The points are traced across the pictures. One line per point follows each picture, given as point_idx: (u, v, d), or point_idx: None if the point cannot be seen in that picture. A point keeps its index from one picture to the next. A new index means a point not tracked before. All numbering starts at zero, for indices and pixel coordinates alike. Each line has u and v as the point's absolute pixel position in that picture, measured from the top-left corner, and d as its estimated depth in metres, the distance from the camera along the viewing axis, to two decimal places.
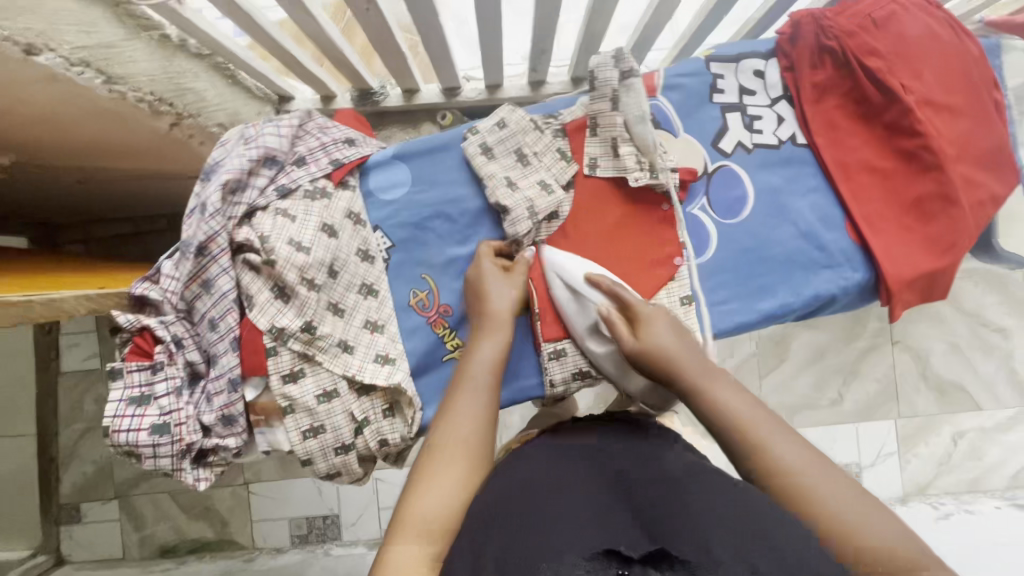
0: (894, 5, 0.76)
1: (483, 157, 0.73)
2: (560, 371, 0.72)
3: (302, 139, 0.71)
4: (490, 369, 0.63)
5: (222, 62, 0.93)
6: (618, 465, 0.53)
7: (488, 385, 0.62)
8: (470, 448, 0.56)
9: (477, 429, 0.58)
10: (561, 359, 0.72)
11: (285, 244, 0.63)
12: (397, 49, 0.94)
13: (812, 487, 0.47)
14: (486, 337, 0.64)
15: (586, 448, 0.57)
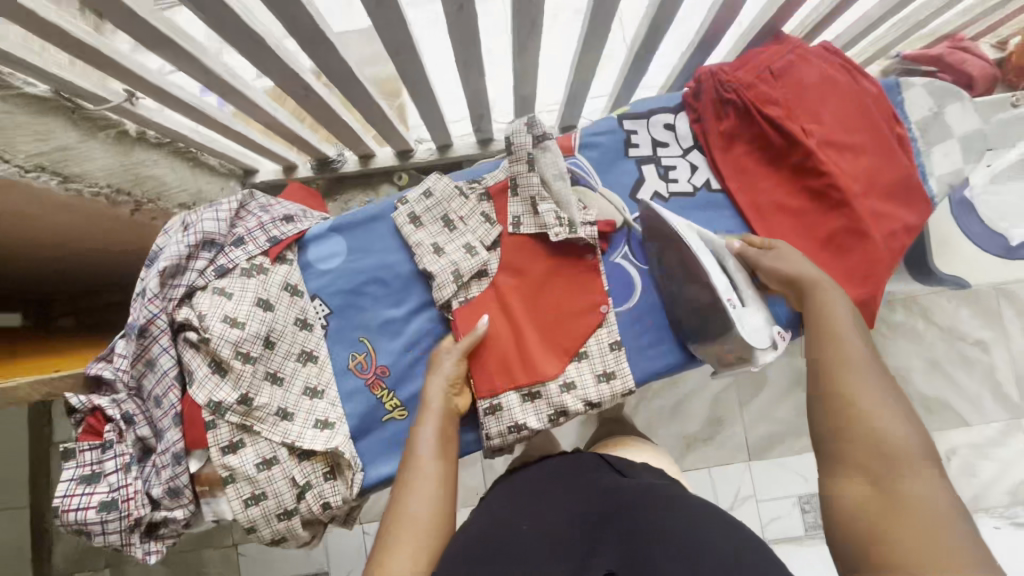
0: (792, 55, 0.81)
1: (411, 226, 0.78)
2: (496, 425, 0.73)
3: (242, 220, 0.76)
4: (441, 443, 0.64)
5: (183, 147, 0.99)
6: (575, 504, 0.57)
7: (441, 457, 0.64)
8: (431, 514, 0.58)
9: (433, 505, 0.58)
10: (497, 414, 0.73)
11: (219, 322, 0.67)
12: (343, 123, 1.01)
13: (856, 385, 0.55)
14: (434, 413, 0.67)
15: (543, 495, 0.60)
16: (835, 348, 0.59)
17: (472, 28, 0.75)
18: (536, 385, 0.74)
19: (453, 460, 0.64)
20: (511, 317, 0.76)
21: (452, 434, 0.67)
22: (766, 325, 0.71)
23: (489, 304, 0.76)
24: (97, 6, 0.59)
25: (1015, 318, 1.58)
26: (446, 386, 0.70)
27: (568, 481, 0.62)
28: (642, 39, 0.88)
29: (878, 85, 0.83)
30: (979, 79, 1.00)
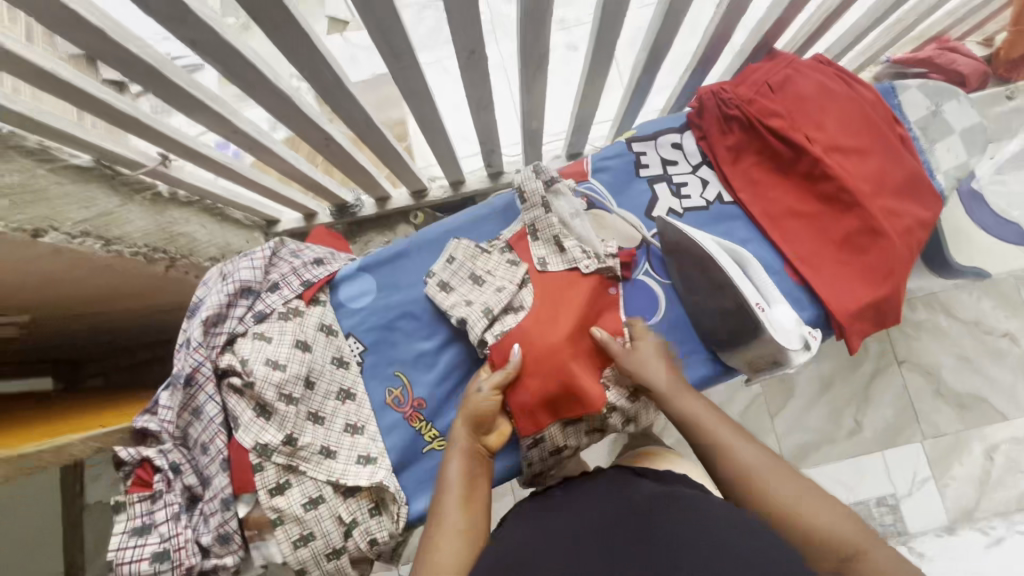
0: (787, 69, 0.85)
1: (443, 292, 0.79)
2: (539, 454, 0.74)
3: (276, 266, 0.79)
4: (466, 488, 0.62)
5: (211, 203, 1.05)
6: (592, 513, 0.55)
7: (467, 500, 0.61)
8: (459, 558, 0.55)
9: (461, 553, 0.56)
10: (539, 445, 0.73)
11: (262, 365, 0.69)
12: (361, 167, 1.05)
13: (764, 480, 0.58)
14: (455, 456, 0.66)
15: (560, 511, 0.59)
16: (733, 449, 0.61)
17: (482, 69, 0.80)
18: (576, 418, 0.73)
19: (480, 501, 0.62)
20: (550, 347, 0.71)
21: (477, 477, 0.64)
22: (796, 324, 0.72)
23: (529, 331, 0.72)
24: (140, 77, 0.64)
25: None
26: (472, 424, 0.68)
27: (586, 496, 0.61)
28: (641, 67, 0.92)
29: (874, 90, 0.86)
30: (970, 73, 1.03)
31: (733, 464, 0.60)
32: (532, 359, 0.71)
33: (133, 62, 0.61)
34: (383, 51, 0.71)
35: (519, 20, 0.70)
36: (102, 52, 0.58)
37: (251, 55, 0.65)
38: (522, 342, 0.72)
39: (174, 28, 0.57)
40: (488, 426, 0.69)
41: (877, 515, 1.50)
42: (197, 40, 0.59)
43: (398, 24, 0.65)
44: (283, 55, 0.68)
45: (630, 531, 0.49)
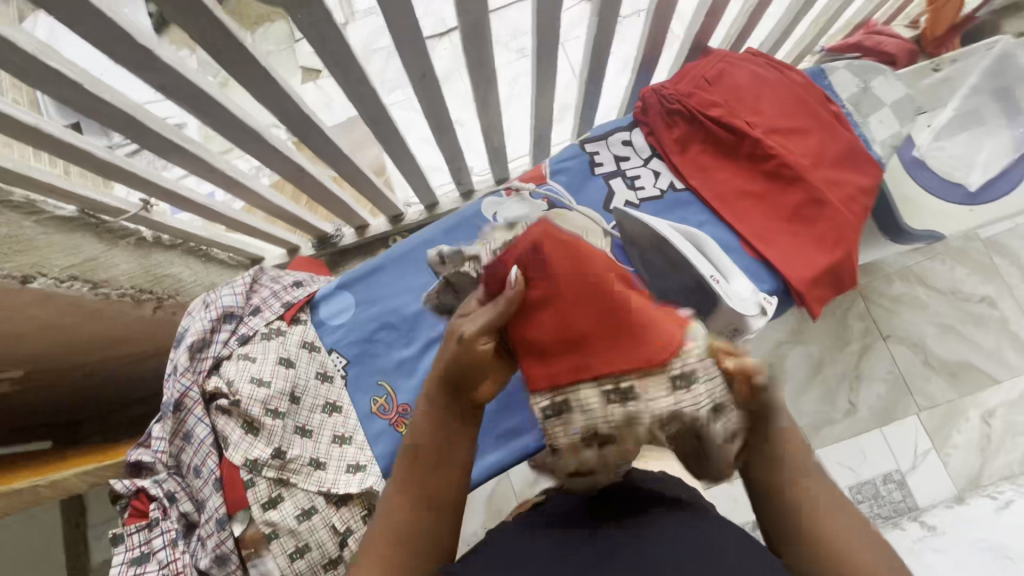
0: (722, 63, 0.91)
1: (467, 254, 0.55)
2: (565, 437, 0.47)
3: (257, 292, 0.83)
4: (433, 461, 0.52)
5: (195, 246, 1.09)
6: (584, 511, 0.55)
7: (432, 475, 0.52)
8: (412, 535, 0.51)
9: (412, 527, 0.51)
10: (564, 420, 0.47)
11: (247, 383, 0.71)
12: (337, 198, 1.11)
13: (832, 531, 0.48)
14: (427, 413, 0.52)
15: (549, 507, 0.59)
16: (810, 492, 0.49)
17: (436, 91, 0.86)
18: (625, 376, 0.46)
19: (451, 473, 0.53)
20: (575, 276, 0.47)
21: (452, 444, 0.53)
22: (752, 294, 0.77)
23: (546, 251, 0.47)
24: (118, 125, 0.69)
25: (1013, 268, 1.59)
26: (454, 379, 0.50)
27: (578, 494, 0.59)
28: (588, 75, 0.99)
29: (805, 74, 0.92)
30: (897, 55, 1.11)
31: (806, 494, 0.48)
32: (546, 285, 0.47)
33: (109, 111, 0.66)
34: (341, 85, 0.77)
35: (464, 42, 0.76)
36: (79, 103, 0.63)
37: (220, 97, 0.71)
38: (528, 264, 0.48)
39: (143, 74, 0.62)
40: (480, 378, 0.51)
41: (884, 493, 1.49)
42: (166, 83, 0.65)
43: (352, 58, 0.71)
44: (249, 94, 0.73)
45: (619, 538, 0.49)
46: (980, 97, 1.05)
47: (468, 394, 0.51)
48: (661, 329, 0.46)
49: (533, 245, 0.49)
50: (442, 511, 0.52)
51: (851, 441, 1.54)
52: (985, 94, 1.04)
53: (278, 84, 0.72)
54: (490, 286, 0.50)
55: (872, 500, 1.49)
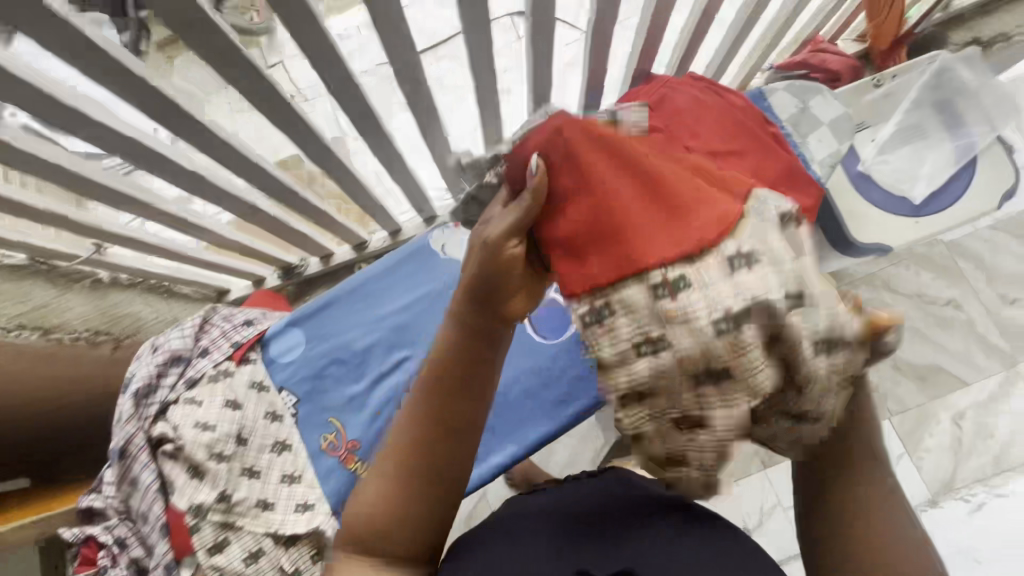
0: (662, 89, 0.92)
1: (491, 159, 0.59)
2: (610, 348, 0.43)
3: (206, 334, 0.83)
4: (454, 379, 0.52)
5: (157, 282, 1.09)
6: (595, 503, 0.65)
7: (452, 395, 0.52)
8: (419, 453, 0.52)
9: (420, 440, 0.52)
10: (607, 329, 0.43)
11: (191, 427, 0.72)
12: (295, 231, 1.11)
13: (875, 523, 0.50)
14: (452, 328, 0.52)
15: (562, 497, 0.68)
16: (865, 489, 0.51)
17: (380, 129, 0.86)
18: (672, 265, 0.41)
19: (470, 397, 0.52)
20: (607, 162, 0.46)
21: (474, 367, 0.52)
22: None
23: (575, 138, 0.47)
24: (57, 178, 0.70)
25: (979, 270, 1.62)
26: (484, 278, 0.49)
27: (586, 490, 0.69)
28: (535, 105, 1.00)
29: (743, 99, 0.94)
30: (841, 72, 1.14)
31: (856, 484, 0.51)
32: (572, 175, 0.47)
33: (47, 167, 0.67)
34: (290, 137, 0.79)
35: (401, 82, 0.77)
36: (15, 161, 0.64)
37: (172, 155, 0.72)
38: (557, 150, 0.47)
39: (80, 134, 0.62)
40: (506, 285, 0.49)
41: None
42: (112, 146, 0.66)
43: (293, 113, 0.73)
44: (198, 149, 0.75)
45: (619, 529, 0.60)
46: (921, 111, 1.07)
47: (497, 303, 0.50)
48: (706, 209, 0.42)
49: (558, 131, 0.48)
50: (457, 437, 0.52)
51: None
52: (926, 108, 1.07)
53: (231, 144, 0.74)
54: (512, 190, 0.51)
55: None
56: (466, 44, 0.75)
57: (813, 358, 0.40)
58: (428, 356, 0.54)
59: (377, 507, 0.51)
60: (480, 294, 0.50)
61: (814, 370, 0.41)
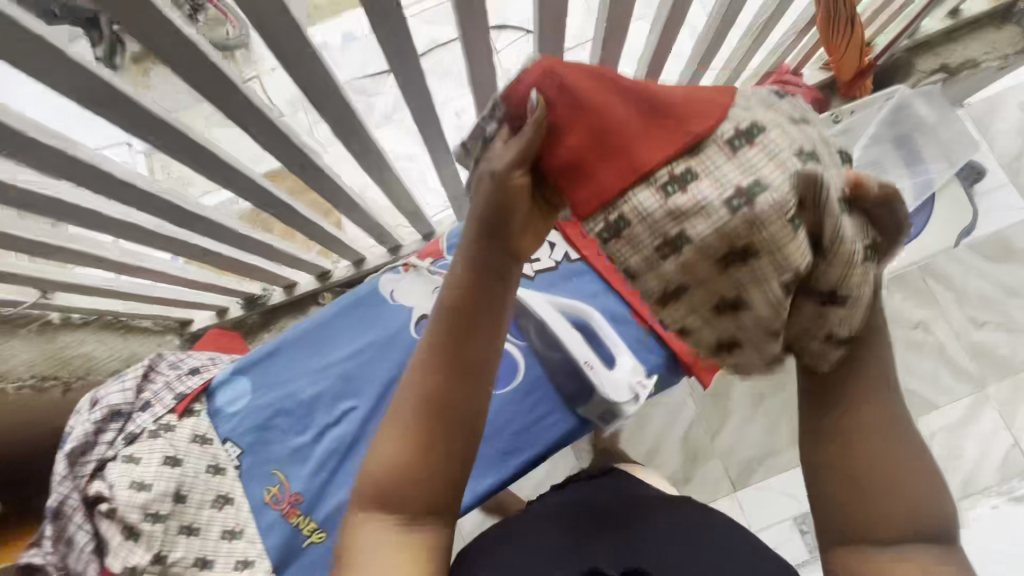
0: None
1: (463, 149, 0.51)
2: (635, 255, 0.37)
3: (149, 385, 0.82)
4: (462, 322, 0.44)
5: (112, 319, 1.08)
6: (601, 507, 0.68)
7: (463, 337, 0.45)
8: (429, 403, 0.45)
9: (425, 392, 0.45)
10: (627, 236, 0.37)
11: (127, 487, 0.71)
12: (252, 268, 1.09)
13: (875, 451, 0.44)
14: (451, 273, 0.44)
15: (573, 500, 0.72)
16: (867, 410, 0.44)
17: (326, 179, 0.84)
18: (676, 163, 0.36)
19: (485, 339, 0.45)
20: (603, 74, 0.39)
21: (486, 303, 0.44)
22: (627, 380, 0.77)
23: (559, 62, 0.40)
24: None
25: (949, 293, 1.46)
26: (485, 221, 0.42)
27: (593, 494, 0.72)
28: None
29: None
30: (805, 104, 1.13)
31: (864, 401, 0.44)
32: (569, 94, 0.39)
33: None
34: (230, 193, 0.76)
35: (342, 135, 0.75)
36: None
37: (109, 213, 0.70)
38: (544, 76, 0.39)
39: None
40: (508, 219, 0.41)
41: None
42: (36, 211, 0.63)
43: (247, 178, 0.71)
44: (143, 211, 0.73)
45: (626, 530, 0.63)
46: (882, 147, 1.06)
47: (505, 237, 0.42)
48: (716, 103, 0.37)
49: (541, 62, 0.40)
50: (469, 382, 0.45)
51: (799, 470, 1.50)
52: (887, 143, 1.06)
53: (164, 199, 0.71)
54: (510, 126, 0.41)
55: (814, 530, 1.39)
56: (404, 103, 0.73)
57: (866, 233, 0.38)
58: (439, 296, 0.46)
59: (390, 470, 0.46)
60: (483, 225, 0.42)
61: (867, 247, 0.38)
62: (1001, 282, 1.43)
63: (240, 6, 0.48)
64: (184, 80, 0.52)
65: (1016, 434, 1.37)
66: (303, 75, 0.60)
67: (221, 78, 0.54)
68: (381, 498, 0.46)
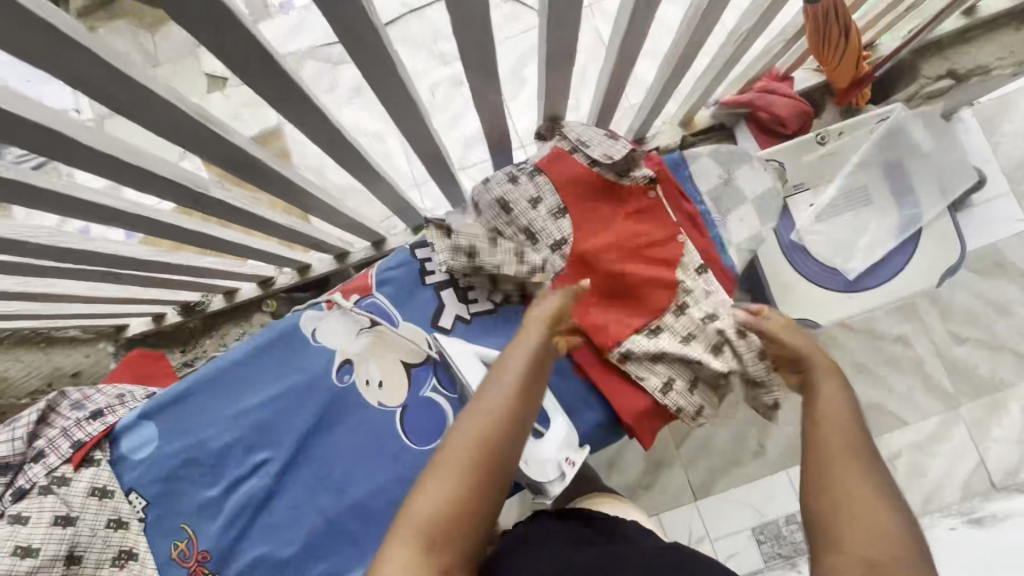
0: (567, 155, 0.82)
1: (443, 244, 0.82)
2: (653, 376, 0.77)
3: (43, 432, 0.75)
4: (518, 386, 0.57)
5: (31, 334, 1.08)
6: (593, 557, 0.56)
7: (518, 395, 0.56)
8: (489, 446, 0.52)
9: (485, 431, 0.53)
10: (635, 356, 0.76)
11: (7, 555, 0.64)
12: (176, 282, 1.00)
13: (850, 473, 0.48)
14: (510, 354, 0.60)
15: (561, 548, 0.59)
16: (833, 437, 0.52)
17: (226, 205, 0.74)
18: (652, 322, 0.78)
19: (530, 400, 0.57)
20: (599, 251, 0.79)
21: (536, 376, 0.59)
22: (556, 451, 0.71)
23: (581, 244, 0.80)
24: None
25: (928, 305, 1.24)
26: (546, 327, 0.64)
27: (584, 545, 0.60)
28: (431, 162, 0.88)
29: (657, 159, 0.84)
30: (788, 118, 1.04)
31: (831, 435, 0.52)
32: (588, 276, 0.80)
33: None
34: (106, 224, 0.67)
35: (232, 168, 0.64)
36: None
37: None
38: (573, 262, 0.80)
39: None
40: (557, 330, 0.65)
41: (788, 535, 1.19)
42: None
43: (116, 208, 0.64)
44: (19, 254, 0.68)
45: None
46: (869, 172, 0.98)
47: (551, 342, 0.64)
48: (665, 291, 0.78)
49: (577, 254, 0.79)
50: (517, 434, 0.55)
51: (768, 475, 1.23)
52: (876, 167, 0.98)
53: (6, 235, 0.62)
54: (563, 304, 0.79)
55: (774, 542, 1.19)
56: (311, 141, 0.65)
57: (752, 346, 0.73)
58: (498, 366, 0.59)
59: (446, 502, 0.49)
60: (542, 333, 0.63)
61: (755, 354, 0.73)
62: (989, 298, 1.23)
63: (59, 75, 0.42)
64: (16, 145, 0.48)
65: (984, 452, 1.18)
66: (177, 133, 0.54)
67: (48, 133, 0.48)
68: (436, 525, 0.48)
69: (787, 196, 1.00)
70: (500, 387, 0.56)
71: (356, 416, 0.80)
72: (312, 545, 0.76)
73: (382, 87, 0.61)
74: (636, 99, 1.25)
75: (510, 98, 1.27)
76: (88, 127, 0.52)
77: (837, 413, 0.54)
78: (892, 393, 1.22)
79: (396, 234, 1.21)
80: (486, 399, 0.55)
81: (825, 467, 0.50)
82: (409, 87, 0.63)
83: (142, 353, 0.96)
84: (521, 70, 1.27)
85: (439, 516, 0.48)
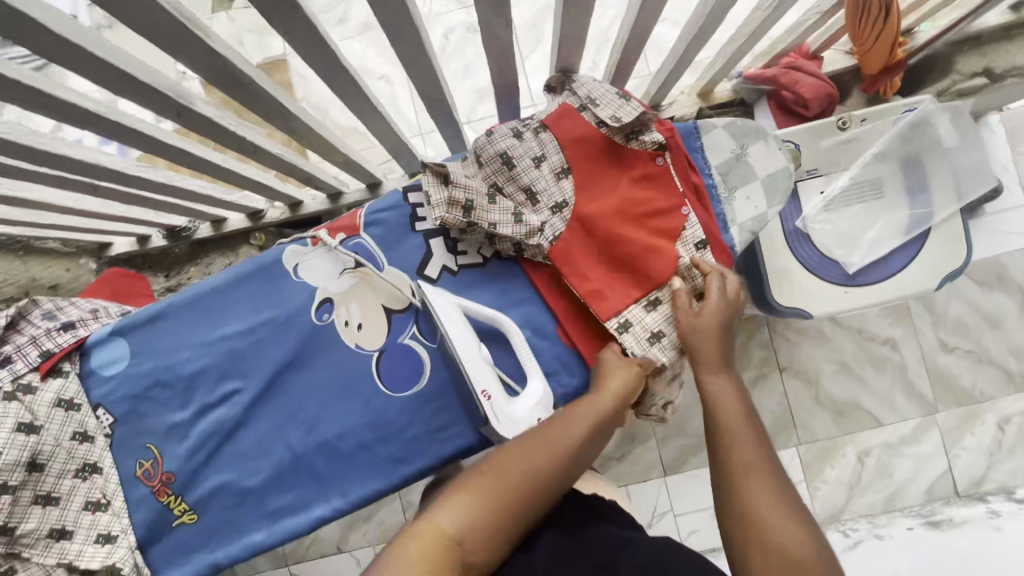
0: (573, 114, 0.78)
1: (436, 188, 0.77)
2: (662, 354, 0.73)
3: (13, 336, 0.72)
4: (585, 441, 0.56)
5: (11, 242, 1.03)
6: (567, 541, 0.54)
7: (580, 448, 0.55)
8: (535, 484, 0.50)
9: (537, 467, 0.51)
10: (630, 329, 0.75)
11: None
12: (162, 204, 0.97)
13: (749, 490, 0.51)
14: (587, 406, 0.59)
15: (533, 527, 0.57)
16: (732, 452, 0.55)
17: (217, 126, 0.71)
18: (651, 294, 0.76)
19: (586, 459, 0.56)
20: (600, 216, 0.76)
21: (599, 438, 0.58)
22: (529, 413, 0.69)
23: (580, 208, 0.77)
24: None
25: (920, 310, 1.22)
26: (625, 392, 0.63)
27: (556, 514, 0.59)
28: (434, 105, 0.84)
29: (669, 125, 0.80)
30: (810, 100, 0.98)
31: (728, 448, 0.55)
32: (586, 242, 0.77)
33: None
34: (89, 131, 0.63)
35: (219, 83, 0.61)
36: None
37: None
38: (571, 227, 0.77)
39: None
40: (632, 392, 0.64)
41: None
42: None
43: (99, 114, 0.61)
44: None
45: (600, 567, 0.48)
46: (885, 165, 0.95)
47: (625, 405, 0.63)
48: (664, 263, 0.75)
49: (577, 218, 0.77)
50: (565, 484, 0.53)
51: None
52: (895, 161, 0.95)
53: None
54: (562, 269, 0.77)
55: None
56: (302, 64, 0.61)
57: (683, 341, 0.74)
58: (566, 412, 0.59)
59: (473, 521, 0.47)
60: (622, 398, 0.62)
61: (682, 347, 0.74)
62: (983, 311, 1.21)
63: None
64: None
65: (952, 459, 1.19)
66: (158, 35, 0.49)
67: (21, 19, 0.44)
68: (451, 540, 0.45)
69: (799, 181, 0.98)
70: (569, 436, 0.55)
71: (333, 355, 0.78)
72: (277, 477, 0.77)
73: (387, 14, 0.57)
74: (656, 67, 1.19)
75: (526, 51, 1.21)
76: (66, 19, 0.48)
77: (732, 423, 0.58)
78: (874, 394, 1.22)
79: (392, 180, 1.17)
80: (549, 444, 0.53)
81: (728, 478, 0.53)
82: (416, 16, 0.59)
83: (121, 271, 0.93)
84: (541, 22, 1.21)
85: (461, 531, 0.46)
